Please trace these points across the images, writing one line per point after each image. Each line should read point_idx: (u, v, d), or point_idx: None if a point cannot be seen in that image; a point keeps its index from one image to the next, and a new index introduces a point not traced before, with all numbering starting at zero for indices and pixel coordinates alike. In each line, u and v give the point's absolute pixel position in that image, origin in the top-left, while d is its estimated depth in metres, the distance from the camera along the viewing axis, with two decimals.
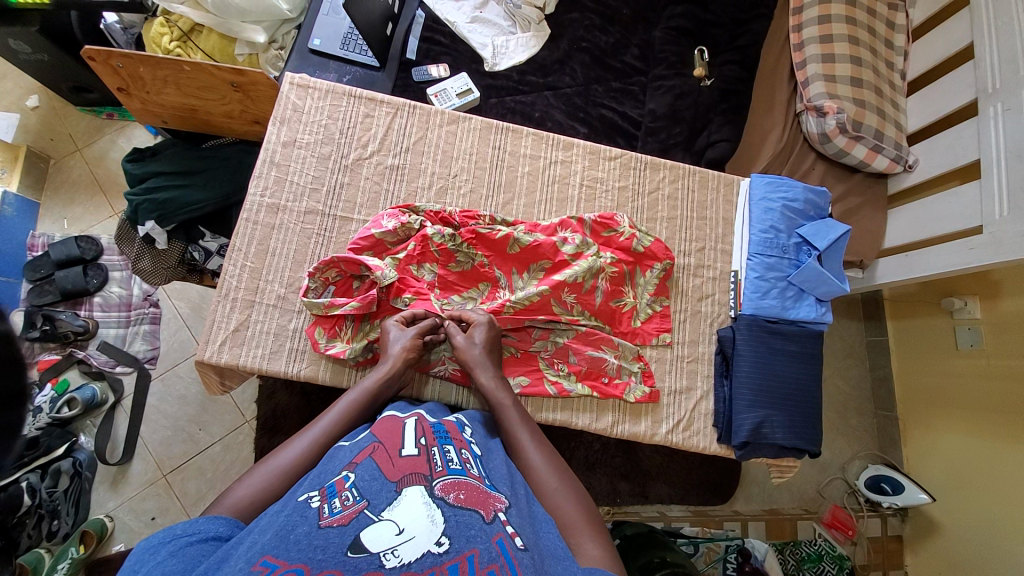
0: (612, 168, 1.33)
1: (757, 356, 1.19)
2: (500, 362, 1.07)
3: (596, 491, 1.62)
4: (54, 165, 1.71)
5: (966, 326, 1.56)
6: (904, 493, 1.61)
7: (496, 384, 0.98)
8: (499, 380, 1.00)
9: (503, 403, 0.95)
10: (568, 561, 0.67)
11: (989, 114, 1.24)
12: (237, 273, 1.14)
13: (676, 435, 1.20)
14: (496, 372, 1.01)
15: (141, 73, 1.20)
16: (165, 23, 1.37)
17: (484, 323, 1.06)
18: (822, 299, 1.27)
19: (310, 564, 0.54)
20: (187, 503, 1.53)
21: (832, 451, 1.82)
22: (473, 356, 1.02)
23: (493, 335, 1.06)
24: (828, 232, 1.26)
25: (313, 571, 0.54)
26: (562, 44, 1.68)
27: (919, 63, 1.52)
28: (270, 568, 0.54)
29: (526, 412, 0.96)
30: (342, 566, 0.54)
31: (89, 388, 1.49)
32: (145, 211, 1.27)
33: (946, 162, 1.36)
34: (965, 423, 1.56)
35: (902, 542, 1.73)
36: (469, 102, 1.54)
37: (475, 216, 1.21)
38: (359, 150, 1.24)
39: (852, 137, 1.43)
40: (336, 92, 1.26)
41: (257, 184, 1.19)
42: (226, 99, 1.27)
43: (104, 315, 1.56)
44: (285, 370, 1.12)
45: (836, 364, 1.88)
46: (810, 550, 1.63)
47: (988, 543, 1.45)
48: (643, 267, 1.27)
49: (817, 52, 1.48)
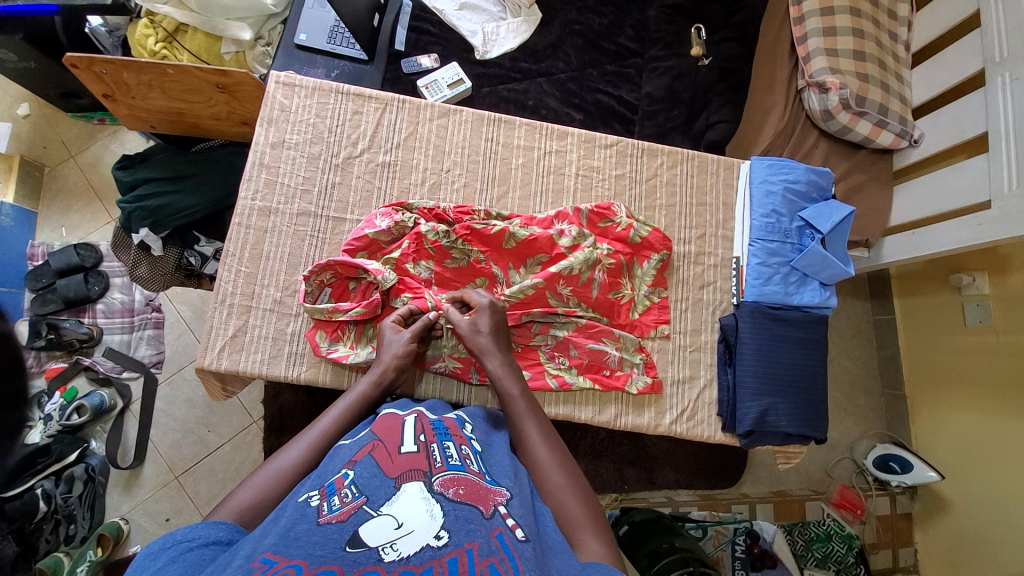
0: (608, 157, 1.30)
1: (760, 343, 1.17)
2: (508, 341, 1.05)
3: (603, 479, 1.61)
4: (48, 173, 1.70)
5: (973, 301, 1.53)
6: (912, 472, 1.59)
7: (504, 371, 0.97)
8: (507, 367, 0.98)
9: (508, 392, 0.94)
10: (567, 554, 0.66)
11: (997, 84, 1.19)
12: (232, 278, 1.13)
13: (681, 424, 1.19)
14: (505, 358, 1.00)
15: (125, 78, 1.18)
16: (150, 24, 1.34)
17: (487, 308, 1.03)
18: (826, 282, 1.24)
19: (307, 559, 0.54)
20: (199, 503, 1.55)
21: (840, 429, 1.81)
22: (480, 343, 1.00)
23: (498, 319, 1.04)
24: (832, 213, 1.23)
25: (311, 566, 0.53)
26: (554, 28, 1.64)
27: (924, 32, 1.47)
28: (268, 565, 0.53)
29: (534, 401, 0.95)
30: (339, 561, 0.54)
31: (97, 394, 1.50)
32: (138, 218, 1.26)
33: (954, 135, 1.32)
34: (975, 399, 1.54)
35: (912, 519, 1.73)
36: (461, 92, 1.51)
37: (469, 212, 1.20)
38: (350, 148, 1.22)
39: (856, 112, 1.39)
40: (323, 89, 1.24)
41: (248, 188, 1.17)
42: (213, 101, 1.25)
43: (108, 322, 1.57)
44: (286, 373, 1.11)
45: (842, 344, 1.86)
46: (819, 531, 1.63)
47: (998, 518, 1.44)
48: (641, 258, 1.25)
49: (818, 24, 1.43)
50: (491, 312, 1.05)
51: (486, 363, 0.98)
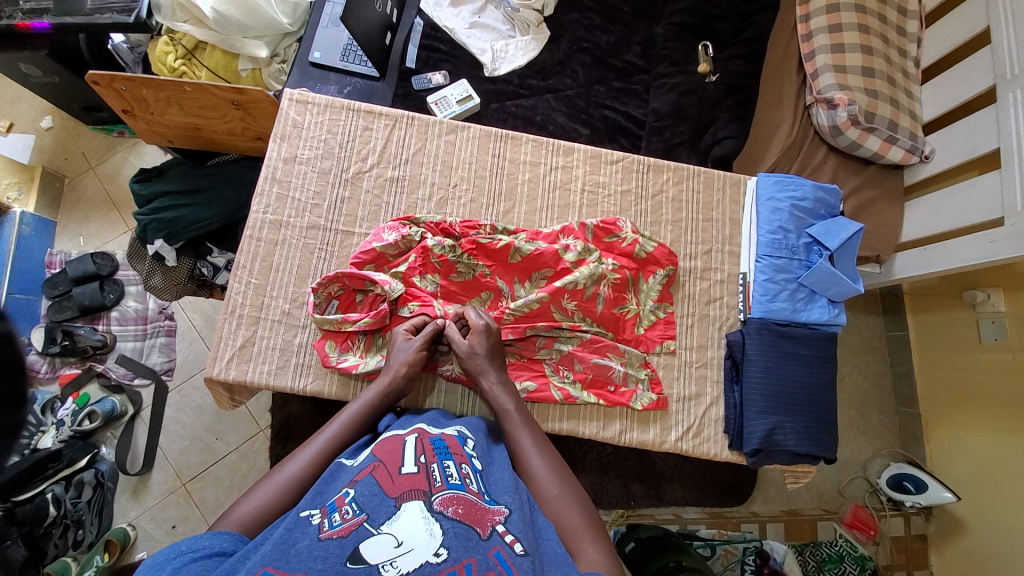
0: (614, 172, 1.31)
1: (767, 360, 1.16)
2: (504, 364, 1.05)
3: (609, 495, 1.59)
4: (69, 183, 1.75)
5: (988, 319, 1.51)
6: (927, 492, 1.56)
7: (500, 389, 0.98)
8: (503, 384, 0.99)
9: (505, 409, 0.95)
10: (568, 566, 0.66)
11: (1008, 101, 1.19)
12: (242, 290, 1.15)
13: (686, 441, 1.18)
14: (501, 375, 1.01)
15: (144, 95, 1.21)
16: (170, 41, 1.38)
17: (483, 330, 1.03)
18: (834, 300, 1.23)
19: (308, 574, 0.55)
20: (206, 511, 1.56)
21: (851, 449, 1.78)
22: (476, 364, 1.01)
23: (494, 341, 1.04)
24: (839, 231, 1.22)
25: None
26: (562, 45, 1.66)
27: (934, 48, 1.46)
28: None
29: (530, 417, 0.95)
30: None
31: (108, 401, 1.53)
32: (154, 230, 1.29)
33: (964, 151, 1.32)
34: (990, 419, 1.51)
35: (927, 542, 1.68)
36: (469, 108, 1.53)
37: (475, 226, 1.21)
38: (360, 163, 1.24)
39: (865, 128, 1.39)
40: (334, 106, 1.26)
41: (259, 202, 1.19)
42: (228, 118, 1.28)
43: (122, 329, 1.61)
44: (292, 385, 1.12)
45: (854, 361, 1.84)
46: (831, 552, 1.60)
47: (1015, 542, 1.41)
48: (646, 273, 1.25)
49: (826, 42, 1.43)
50: (487, 334, 1.04)
51: (482, 380, 0.99)
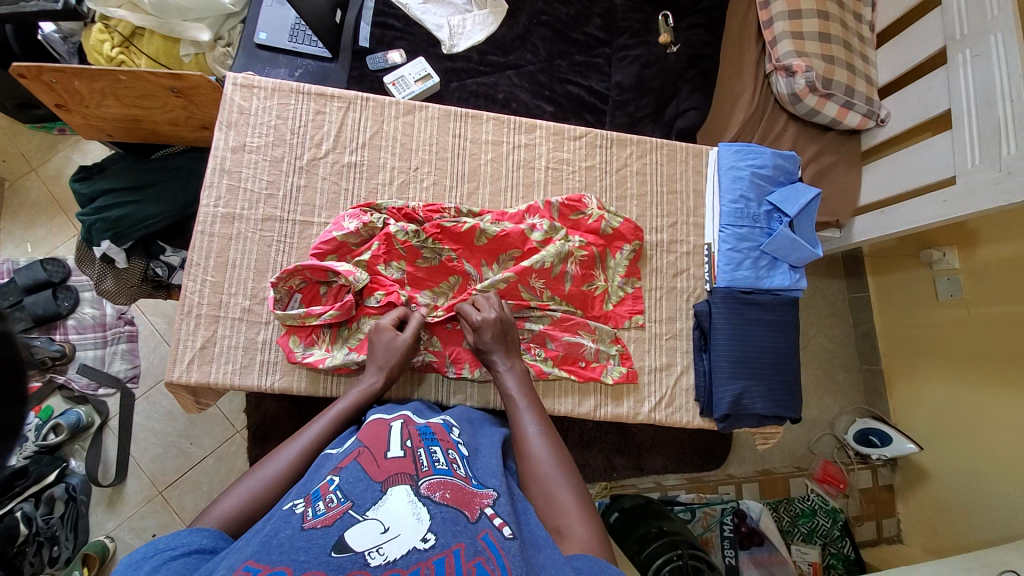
0: (578, 148, 1.30)
1: (733, 328, 1.19)
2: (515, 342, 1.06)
3: (592, 469, 1.62)
4: (9, 188, 1.66)
5: (944, 276, 1.56)
6: (892, 445, 1.63)
7: (511, 371, 0.98)
8: (513, 366, 1.00)
9: (512, 392, 0.95)
10: (549, 548, 0.66)
11: (958, 61, 1.21)
12: (199, 289, 1.11)
13: (659, 411, 1.20)
14: (511, 359, 1.01)
15: (76, 87, 1.14)
16: (104, 29, 1.29)
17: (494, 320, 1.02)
18: (795, 265, 1.25)
19: (292, 566, 0.54)
20: (186, 516, 1.53)
21: (820, 407, 1.84)
22: (486, 354, 1.01)
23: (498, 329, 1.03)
24: (799, 197, 1.24)
25: (296, 572, 0.53)
26: (521, 19, 1.63)
27: (887, 11, 1.48)
28: (252, 572, 0.53)
29: (536, 397, 0.95)
30: (325, 566, 0.54)
31: (73, 413, 1.48)
32: (99, 231, 1.22)
33: (918, 114, 1.34)
34: (949, 372, 1.57)
35: (894, 492, 1.76)
36: (429, 87, 1.49)
37: (439, 210, 1.19)
38: (314, 149, 1.20)
39: (822, 95, 1.40)
40: (283, 90, 1.21)
41: (209, 195, 1.15)
42: (169, 107, 1.22)
43: (80, 338, 1.54)
44: (259, 383, 1.10)
45: (820, 323, 1.89)
46: (803, 507, 1.67)
47: (975, 487, 1.48)
48: (613, 249, 1.25)
49: (783, 9, 1.43)
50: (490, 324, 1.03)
51: (493, 361, 1.00)
